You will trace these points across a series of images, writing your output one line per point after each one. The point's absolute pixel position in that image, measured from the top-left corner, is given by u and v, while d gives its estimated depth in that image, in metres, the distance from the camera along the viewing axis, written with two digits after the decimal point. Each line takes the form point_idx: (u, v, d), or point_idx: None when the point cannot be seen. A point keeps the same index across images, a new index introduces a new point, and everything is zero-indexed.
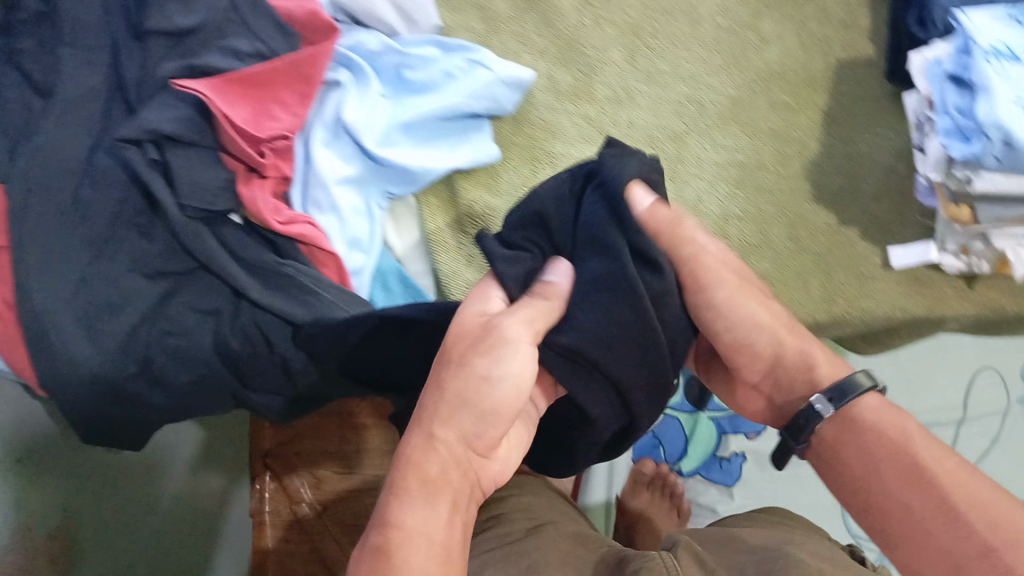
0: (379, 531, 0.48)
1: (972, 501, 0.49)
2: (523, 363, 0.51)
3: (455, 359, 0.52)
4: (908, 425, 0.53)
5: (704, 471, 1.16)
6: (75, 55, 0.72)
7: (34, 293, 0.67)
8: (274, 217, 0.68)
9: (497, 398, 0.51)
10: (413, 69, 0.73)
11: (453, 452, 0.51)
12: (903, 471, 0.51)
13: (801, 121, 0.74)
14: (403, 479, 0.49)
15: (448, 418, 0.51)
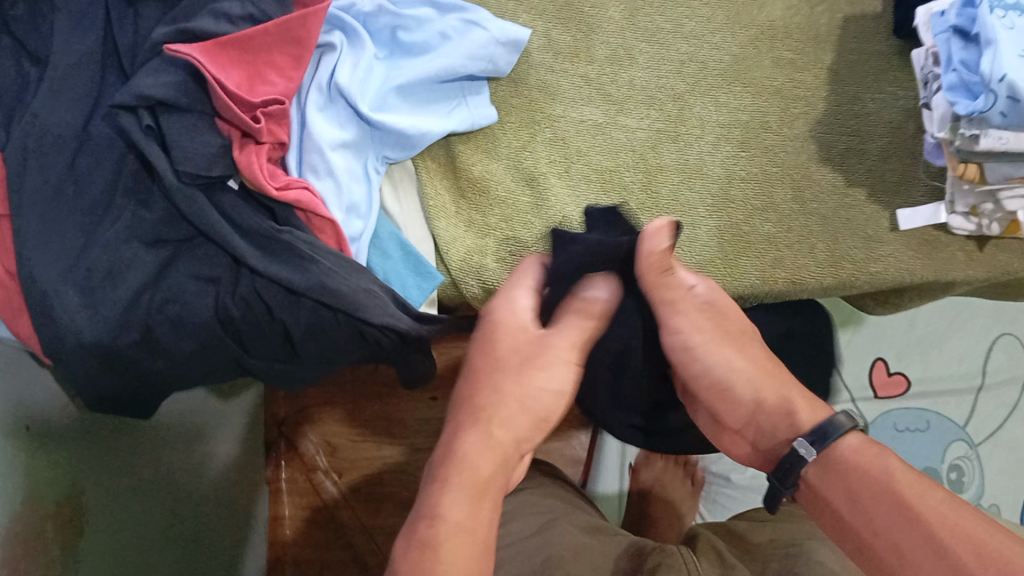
0: (426, 522, 0.48)
1: (957, 534, 0.45)
2: (564, 379, 0.57)
3: (514, 367, 0.56)
4: (896, 470, 0.49)
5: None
6: (68, 21, 0.72)
7: (34, 262, 0.68)
8: (269, 182, 0.67)
9: (539, 404, 0.56)
10: (409, 31, 0.72)
11: (504, 451, 0.53)
12: (888, 510, 0.47)
13: (806, 80, 0.73)
14: (447, 469, 0.50)
15: (503, 420, 0.53)
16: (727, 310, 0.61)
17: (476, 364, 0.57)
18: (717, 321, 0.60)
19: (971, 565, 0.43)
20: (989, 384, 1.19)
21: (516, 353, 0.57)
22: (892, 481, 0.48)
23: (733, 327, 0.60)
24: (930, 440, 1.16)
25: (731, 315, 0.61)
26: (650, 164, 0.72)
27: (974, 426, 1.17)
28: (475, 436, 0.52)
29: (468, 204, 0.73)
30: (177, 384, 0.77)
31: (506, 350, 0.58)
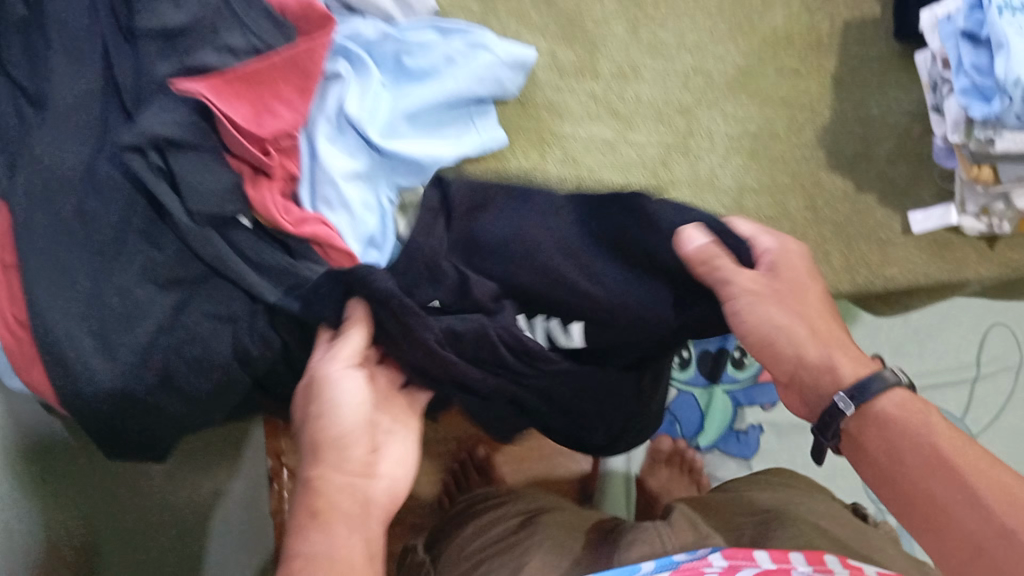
0: (286, 566, 0.52)
1: (992, 485, 0.49)
2: (354, 391, 0.58)
3: (312, 413, 0.57)
4: (931, 420, 0.52)
5: (721, 444, 1.14)
6: (65, 59, 0.70)
7: (44, 310, 0.66)
8: (285, 217, 0.68)
9: (338, 432, 0.56)
10: (413, 56, 0.71)
11: (344, 483, 0.55)
12: (926, 460, 0.51)
13: (811, 88, 0.73)
14: (294, 542, 0.52)
15: (318, 456, 0.56)
16: (791, 280, 0.59)
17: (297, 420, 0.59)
18: (780, 292, 0.58)
19: (1006, 515, 0.47)
20: (985, 374, 1.20)
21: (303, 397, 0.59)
22: (931, 434, 0.51)
23: (788, 288, 0.58)
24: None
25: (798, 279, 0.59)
26: (663, 180, 0.72)
27: (972, 416, 1.19)
28: (304, 488, 0.55)
29: None
30: (194, 424, 0.76)
31: (303, 402, 0.58)
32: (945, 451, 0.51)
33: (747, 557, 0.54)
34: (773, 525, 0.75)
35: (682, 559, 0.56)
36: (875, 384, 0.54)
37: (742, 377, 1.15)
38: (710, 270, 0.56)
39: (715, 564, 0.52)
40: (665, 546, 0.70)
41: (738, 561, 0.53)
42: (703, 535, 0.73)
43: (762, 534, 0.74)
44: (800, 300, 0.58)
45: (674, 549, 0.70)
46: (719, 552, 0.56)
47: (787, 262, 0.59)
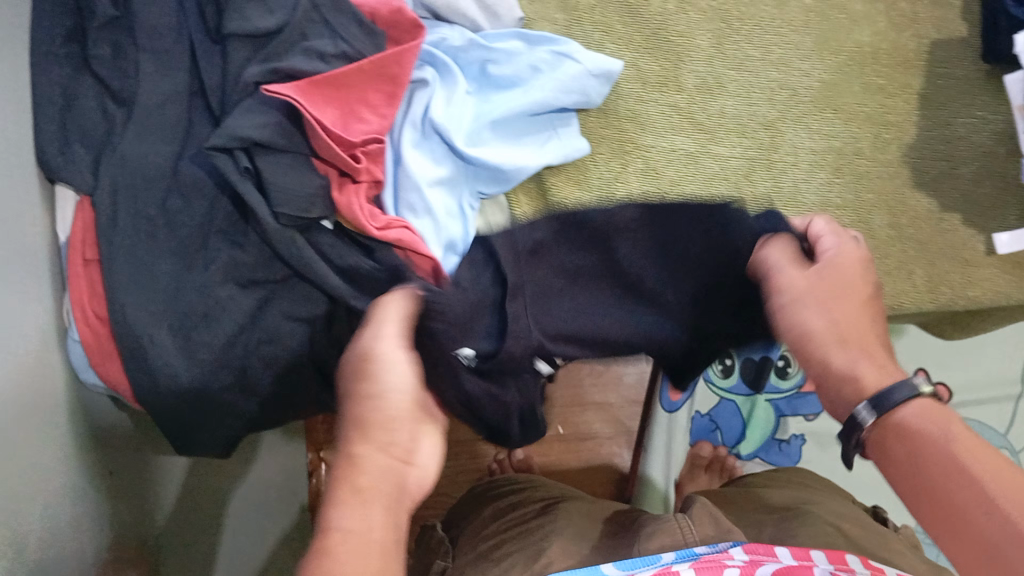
0: (315, 555, 0.45)
1: (1016, 489, 0.45)
2: (405, 373, 0.51)
3: (361, 390, 0.50)
4: (954, 432, 0.49)
5: (762, 453, 1.13)
6: (152, 62, 0.70)
7: (127, 307, 0.66)
8: (371, 222, 0.67)
9: (386, 412, 0.50)
10: (498, 64, 0.71)
11: (381, 464, 0.49)
12: (943, 470, 0.48)
13: (897, 105, 0.74)
14: (330, 513, 0.47)
15: (365, 433, 0.49)
16: (838, 286, 0.59)
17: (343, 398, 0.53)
18: (828, 288, 0.58)
19: (1003, 496, 0.45)
20: None
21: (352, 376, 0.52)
22: (948, 442, 0.49)
23: (840, 284, 0.59)
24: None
25: (853, 280, 0.59)
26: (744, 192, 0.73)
27: (1016, 432, 1.15)
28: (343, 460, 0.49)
29: None
30: (264, 423, 0.77)
31: (355, 378, 0.52)
32: (954, 458, 0.48)
33: (770, 553, 0.54)
34: (793, 525, 0.71)
35: (704, 550, 0.57)
36: (903, 386, 0.51)
37: (787, 387, 1.13)
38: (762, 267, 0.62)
39: (737, 558, 0.53)
40: (688, 538, 0.65)
41: (760, 556, 0.53)
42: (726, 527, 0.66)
43: (782, 530, 0.70)
44: (835, 301, 0.58)
45: (695, 542, 0.64)
46: (740, 547, 0.56)
47: (845, 265, 0.60)
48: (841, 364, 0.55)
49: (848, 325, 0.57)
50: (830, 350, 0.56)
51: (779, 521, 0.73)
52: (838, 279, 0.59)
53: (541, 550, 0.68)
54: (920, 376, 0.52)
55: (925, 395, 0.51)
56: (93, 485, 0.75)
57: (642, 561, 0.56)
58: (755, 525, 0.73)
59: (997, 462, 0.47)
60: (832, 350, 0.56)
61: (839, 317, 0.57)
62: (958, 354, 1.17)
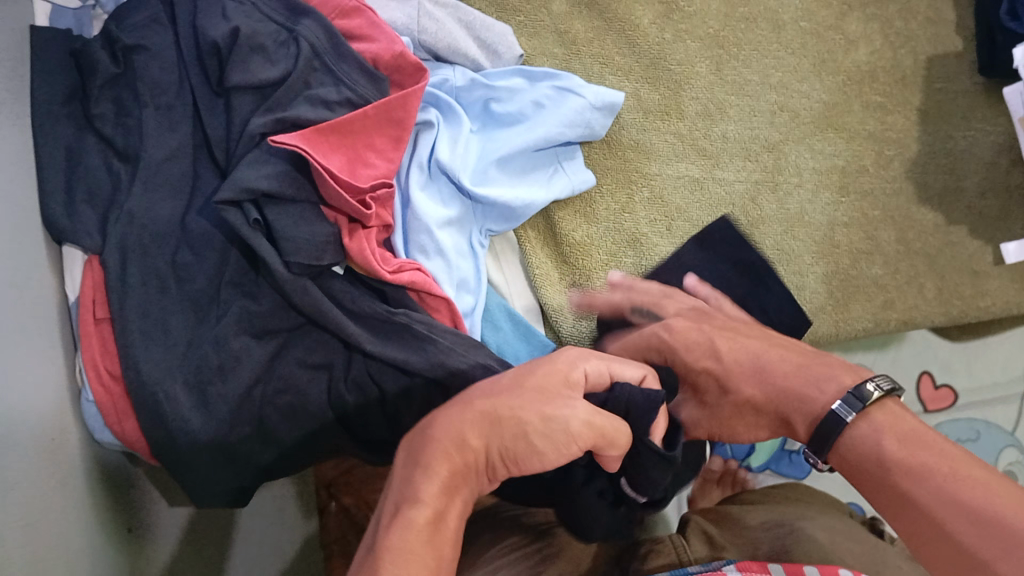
0: (406, 506, 0.47)
1: (956, 507, 0.45)
2: (582, 409, 0.51)
3: (532, 390, 0.53)
4: (886, 447, 0.50)
5: (773, 465, 1.09)
6: (156, 117, 0.71)
7: (142, 363, 0.67)
8: (383, 266, 0.67)
9: (528, 430, 0.50)
10: (501, 102, 0.72)
11: (483, 459, 0.51)
12: (896, 496, 0.48)
13: (897, 122, 0.75)
14: (423, 456, 0.50)
15: (490, 430, 0.50)
16: (704, 362, 0.61)
17: (486, 383, 0.55)
18: (691, 378, 0.62)
19: (941, 510, 0.45)
20: None
21: (540, 390, 0.53)
22: (890, 463, 0.49)
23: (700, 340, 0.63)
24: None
25: (706, 339, 0.62)
26: (752, 215, 0.73)
27: None
28: (451, 432, 0.51)
29: (571, 270, 0.73)
30: (282, 473, 0.76)
31: (542, 393, 0.52)
32: (898, 482, 0.48)
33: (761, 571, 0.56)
34: (789, 542, 0.68)
35: (696, 568, 0.58)
36: (845, 409, 0.52)
37: None
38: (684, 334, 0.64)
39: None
40: (683, 559, 0.66)
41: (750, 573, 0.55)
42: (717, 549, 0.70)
43: (779, 549, 0.68)
44: (728, 344, 0.62)
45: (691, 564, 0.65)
46: (733, 564, 0.57)
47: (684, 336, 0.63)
48: (786, 405, 0.56)
49: (748, 372, 0.59)
50: (727, 416, 0.60)
51: (776, 538, 0.70)
52: (680, 359, 0.63)
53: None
54: (839, 402, 0.53)
55: (871, 406, 0.52)
56: (113, 545, 0.73)
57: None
58: (750, 545, 0.71)
59: (953, 459, 0.48)
60: (732, 409, 0.60)
61: (730, 372, 0.60)
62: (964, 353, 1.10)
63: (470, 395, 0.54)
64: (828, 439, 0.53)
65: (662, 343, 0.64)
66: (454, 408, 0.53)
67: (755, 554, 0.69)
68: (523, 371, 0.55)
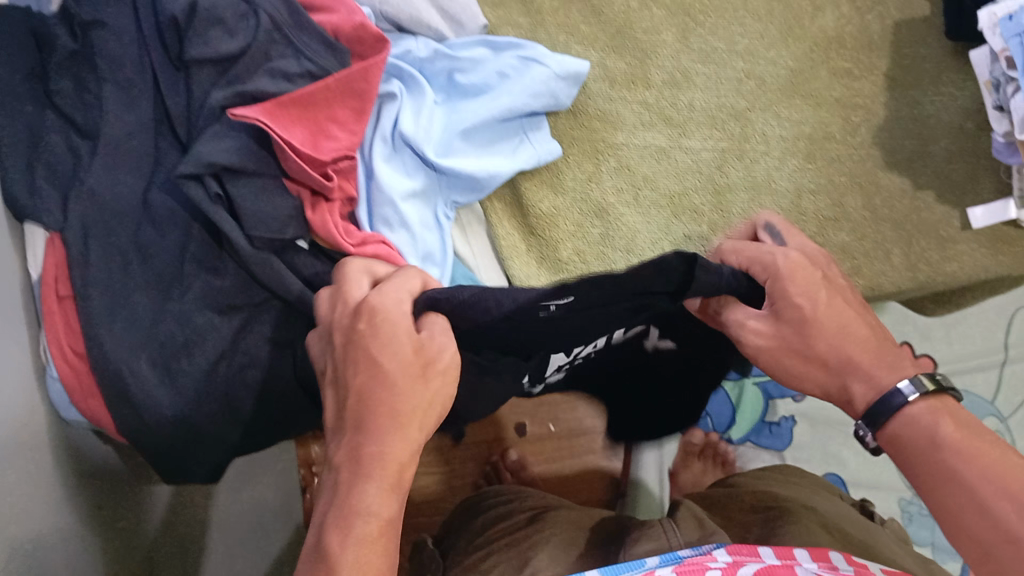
0: (358, 520, 0.44)
1: (1001, 491, 0.45)
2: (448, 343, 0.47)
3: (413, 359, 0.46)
4: (942, 429, 0.49)
5: (752, 437, 1.10)
6: (116, 92, 0.69)
7: (106, 342, 0.65)
8: (347, 239, 0.67)
9: (440, 399, 0.47)
10: (465, 72, 0.71)
11: (413, 443, 0.47)
12: (946, 480, 0.47)
13: (865, 87, 0.75)
14: (371, 465, 0.45)
15: (413, 413, 0.46)
16: (799, 307, 0.54)
17: (384, 365, 0.46)
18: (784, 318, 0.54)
19: (993, 498, 0.45)
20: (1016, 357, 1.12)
21: (414, 354, 0.46)
22: (943, 445, 0.48)
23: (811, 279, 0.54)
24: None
25: (813, 288, 0.54)
26: (718, 184, 0.74)
27: (1004, 398, 1.11)
28: (399, 438, 0.46)
29: (538, 241, 0.73)
30: (252, 448, 0.76)
31: (436, 367, 0.46)
32: (943, 460, 0.48)
33: (753, 554, 0.51)
34: (781, 524, 0.70)
35: (686, 552, 0.55)
36: (910, 388, 0.50)
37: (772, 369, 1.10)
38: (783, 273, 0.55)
39: (720, 560, 0.50)
40: (673, 542, 0.65)
41: (743, 557, 0.50)
42: (709, 530, 0.67)
43: (769, 531, 0.70)
44: (828, 297, 0.55)
45: (680, 545, 0.64)
46: (723, 548, 0.53)
47: (792, 276, 0.54)
48: (851, 372, 0.54)
49: (826, 328, 0.53)
50: (785, 361, 0.55)
51: (767, 522, 0.72)
52: (784, 302, 0.54)
53: (529, 560, 0.66)
54: (906, 382, 0.51)
55: (935, 392, 0.50)
56: (84, 523, 0.73)
57: (627, 567, 0.52)
58: (741, 528, 0.73)
59: (998, 448, 0.47)
60: (792, 357, 0.55)
61: (820, 321, 0.54)
62: (941, 323, 1.12)
63: (373, 380, 0.46)
64: (877, 419, 0.52)
65: (774, 284, 0.54)
66: (377, 396, 0.46)
67: (746, 536, 0.71)
68: (402, 343, 0.46)
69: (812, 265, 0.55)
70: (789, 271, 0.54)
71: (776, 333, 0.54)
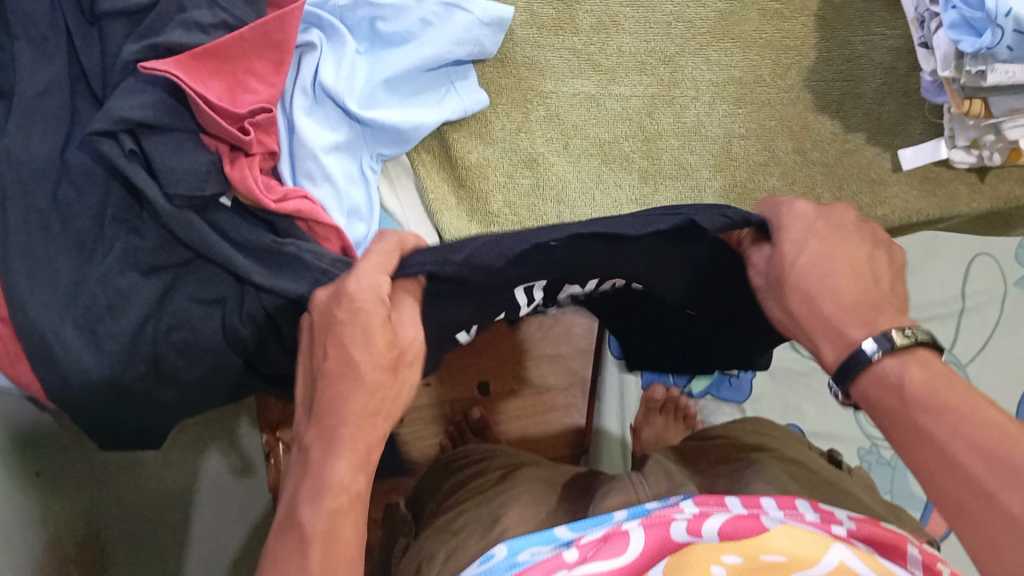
0: (326, 493, 0.48)
1: (966, 443, 0.43)
2: (413, 326, 0.52)
3: (389, 364, 0.51)
4: (908, 381, 0.47)
5: (713, 390, 1.05)
6: (29, 49, 0.66)
7: (29, 303, 0.63)
8: (268, 195, 0.66)
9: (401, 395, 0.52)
10: (387, 21, 0.72)
11: (370, 429, 0.50)
12: (906, 431, 0.47)
13: (796, 28, 0.78)
14: (342, 444, 0.49)
15: (376, 405, 0.51)
16: (784, 256, 0.53)
17: (358, 359, 0.50)
18: (778, 275, 0.54)
19: (962, 452, 0.43)
20: (972, 307, 1.11)
21: (389, 348, 0.50)
22: (914, 395, 0.47)
23: (809, 231, 0.54)
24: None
25: (800, 239, 0.54)
26: (647, 130, 0.77)
27: (962, 346, 1.10)
28: (362, 419, 0.50)
29: (467, 192, 0.75)
30: (187, 411, 0.73)
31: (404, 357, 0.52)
32: (915, 418, 0.46)
33: (720, 504, 0.52)
34: (748, 471, 0.69)
35: (654, 506, 0.55)
36: (876, 348, 0.48)
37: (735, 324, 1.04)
38: (782, 226, 0.55)
39: (687, 511, 0.50)
40: (642, 494, 0.65)
41: (710, 507, 0.51)
42: (677, 484, 0.67)
43: (736, 478, 0.68)
44: (821, 248, 0.53)
45: (649, 497, 0.64)
46: (690, 501, 0.53)
47: (792, 225, 0.54)
48: (822, 329, 0.51)
49: (803, 274, 0.52)
50: (768, 302, 0.56)
51: (735, 471, 0.69)
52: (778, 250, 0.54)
53: (498, 518, 0.64)
54: (872, 341, 0.49)
55: (899, 350, 0.48)
56: (19, 495, 0.71)
57: (594, 522, 0.54)
58: (708, 477, 0.70)
59: (972, 397, 0.45)
60: (773, 300, 0.55)
61: (804, 279, 0.52)
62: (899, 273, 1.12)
63: (347, 364, 0.50)
64: (850, 375, 0.50)
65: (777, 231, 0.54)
66: (345, 383, 0.50)
67: (714, 483, 0.69)
68: (378, 339, 0.50)
69: (820, 219, 0.55)
70: (788, 223, 0.55)
71: (766, 272, 0.55)
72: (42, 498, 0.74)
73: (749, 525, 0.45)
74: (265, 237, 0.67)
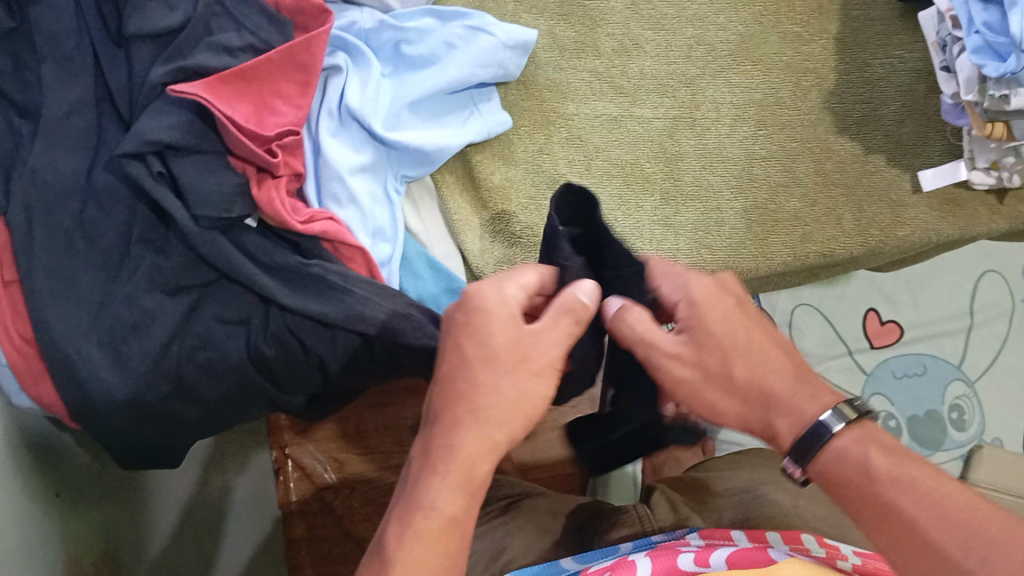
0: (415, 513, 0.47)
1: (938, 521, 0.45)
2: (552, 340, 0.52)
3: (508, 365, 0.50)
4: (874, 460, 0.48)
5: None
6: (56, 69, 0.65)
7: (53, 323, 0.63)
8: (293, 216, 0.66)
9: (529, 405, 0.50)
10: (412, 43, 0.73)
11: (484, 440, 0.49)
12: (872, 510, 0.47)
13: (815, 51, 0.80)
14: (440, 460, 0.48)
15: (494, 414, 0.49)
16: (720, 336, 0.54)
17: (474, 357, 0.50)
18: (710, 360, 0.54)
19: (930, 527, 0.45)
20: (980, 322, 1.11)
21: (510, 351, 0.51)
22: (874, 471, 0.48)
23: (728, 307, 0.55)
24: (927, 384, 1.09)
25: (728, 316, 0.54)
26: (671, 152, 0.78)
27: (971, 363, 1.10)
28: (472, 434, 0.49)
29: (491, 214, 0.75)
30: (207, 431, 0.73)
31: (531, 364, 0.51)
32: (883, 494, 0.47)
33: (726, 538, 0.52)
34: (753, 507, 0.69)
35: (661, 537, 0.56)
36: (833, 418, 0.50)
37: None
38: (713, 303, 0.55)
39: (693, 543, 0.50)
40: (648, 526, 0.66)
41: (716, 540, 0.51)
42: (681, 514, 0.68)
43: (741, 515, 0.68)
44: (745, 331, 0.54)
45: (655, 530, 0.65)
46: (696, 532, 0.54)
47: (709, 301, 0.55)
48: (775, 411, 0.52)
49: (748, 357, 0.53)
50: (707, 395, 0.54)
51: (739, 504, 0.70)
52: (703, 329, 0.54)
53: (503, 549, 0.65)
54: (828, 412, 0.50)
55: (854, 422, 0.50)
56: (41, 514, 0.69)
57: (603, 553, 0.55)
58: (711, 510, 0.71)
59: (934, 474, 0.47)
60: (714, 390, 0.54)
61: (736, 367, 0.53)
62: (906, 288, 1.11)
63: (459, 367, 0.51)
64: (809, 451, 0.50)
65: (691, 310, 0.55)
66: (461, 385, 0.50)
67: (718, 518, 0.69)
68: (493, 339, 0.51)
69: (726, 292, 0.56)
70: (705, 298, 0.55)
71: (698, 360, 0.54)
72: (68, 518, 0.73)
73: (755, 554, 0.46)
74: (290, 257, 0.68)
